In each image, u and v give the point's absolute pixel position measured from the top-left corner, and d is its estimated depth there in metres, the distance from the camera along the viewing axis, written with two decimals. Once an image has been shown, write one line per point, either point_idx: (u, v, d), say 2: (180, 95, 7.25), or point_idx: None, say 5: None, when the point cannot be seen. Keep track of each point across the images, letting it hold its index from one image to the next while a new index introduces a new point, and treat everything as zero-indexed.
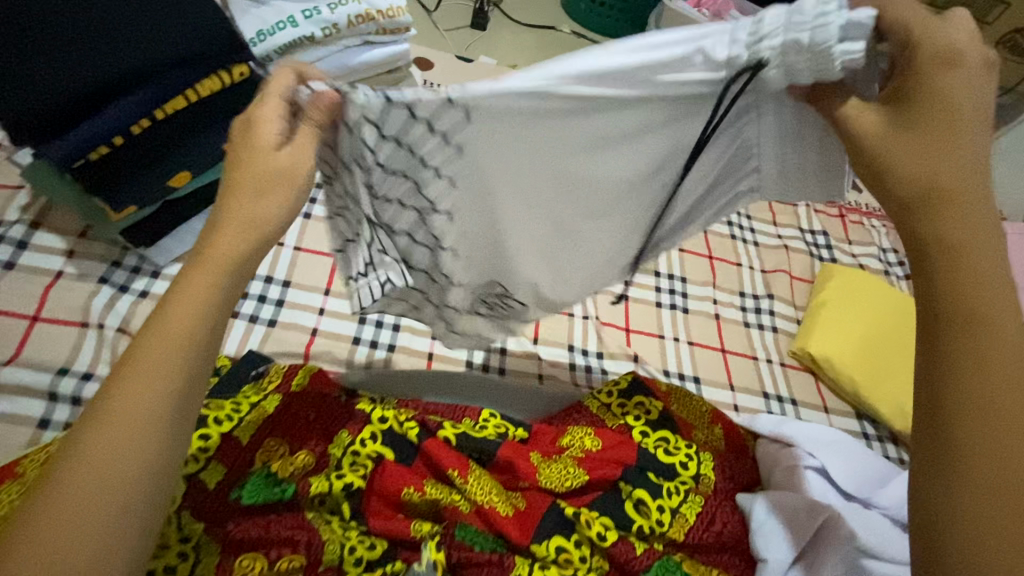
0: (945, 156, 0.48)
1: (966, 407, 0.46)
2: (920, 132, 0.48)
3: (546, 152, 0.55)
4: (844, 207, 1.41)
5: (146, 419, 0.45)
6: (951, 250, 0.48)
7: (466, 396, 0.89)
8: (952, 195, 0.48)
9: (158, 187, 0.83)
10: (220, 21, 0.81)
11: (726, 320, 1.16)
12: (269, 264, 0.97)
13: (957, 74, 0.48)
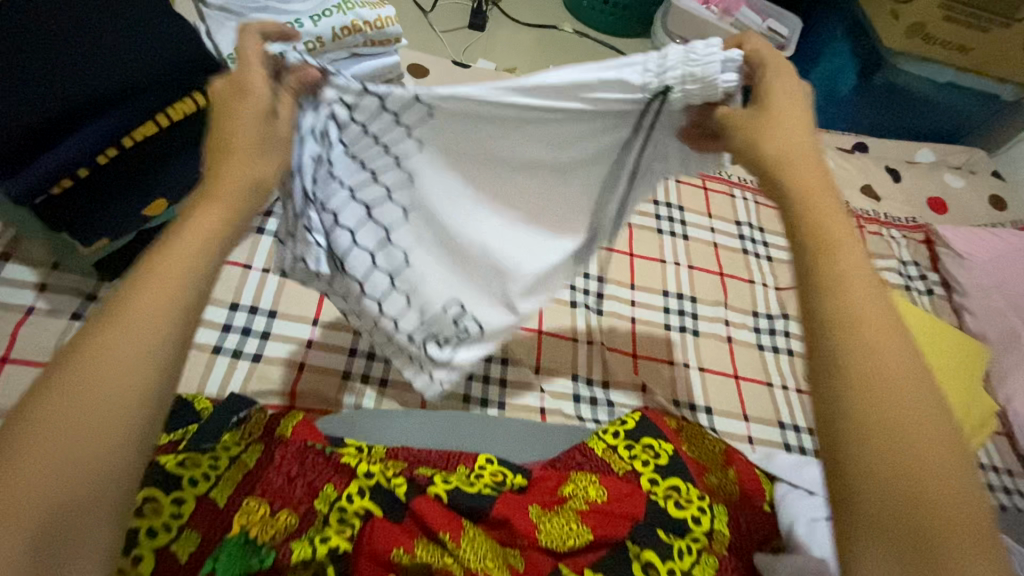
0: (803, 159, 0.52)
1: (866, 370, 0.42)
2: (783, 132, 0.54)
3: (494, 148, 0.61)
4: (862, 216, 1.34)
5: (110, 416, 0.37)
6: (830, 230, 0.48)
7: (462, 441, 0.82)
8: (818, 186, 0.51)
9: (132, 218, 0.77)
10: (193, 42, 0.76)
11: (738, 343, 1.10)
12: (255, 292, 0.92)
13: (790, 85, 0.57)
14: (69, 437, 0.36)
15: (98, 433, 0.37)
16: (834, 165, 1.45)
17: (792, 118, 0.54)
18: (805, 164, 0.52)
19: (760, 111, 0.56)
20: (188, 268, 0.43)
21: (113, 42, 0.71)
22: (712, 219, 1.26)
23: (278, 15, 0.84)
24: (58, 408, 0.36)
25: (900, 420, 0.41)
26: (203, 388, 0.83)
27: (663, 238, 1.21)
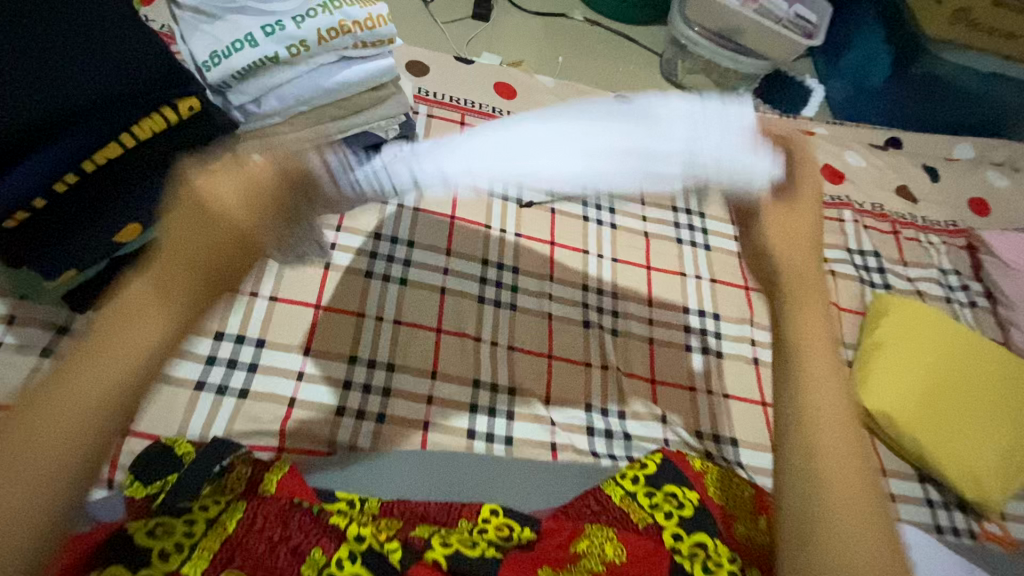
0: (795, 240, 0.57)
1: (825, 418, 0.50)
2: (794, 229, 0.58)
3: (500, 184, 0.62)
4: (896, 220, 1.26)
5: (97, 396, 0.37)
6: (806, 319, 0.55)
7: (465, 489, 0.79)
8: (806, 279, 0.56)
9: (103, 246, 0.71)
10: (157, 52, 0.68)
11: (765, 364, 1.02)
12: (241, 319, 0.85)
13: (811, 188, 0.60)
14: (65, 414, 0.36)
15: (86, 421, 0.36)
16: (866, 164, 1.35)
17: (806, 215, 0.59)
18: (798, 254, 0.57)
19: (787, 201, 0.59)
20: (212, 256, 0.41)
21: (64, 49, 0.62)
22: (736, 226, 1.17)
23: (258, 15, 0.76)
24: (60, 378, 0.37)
25: (845, 461, 0.48)
26: (186, 431, 0.76)
27: (682, 249, 1.11)
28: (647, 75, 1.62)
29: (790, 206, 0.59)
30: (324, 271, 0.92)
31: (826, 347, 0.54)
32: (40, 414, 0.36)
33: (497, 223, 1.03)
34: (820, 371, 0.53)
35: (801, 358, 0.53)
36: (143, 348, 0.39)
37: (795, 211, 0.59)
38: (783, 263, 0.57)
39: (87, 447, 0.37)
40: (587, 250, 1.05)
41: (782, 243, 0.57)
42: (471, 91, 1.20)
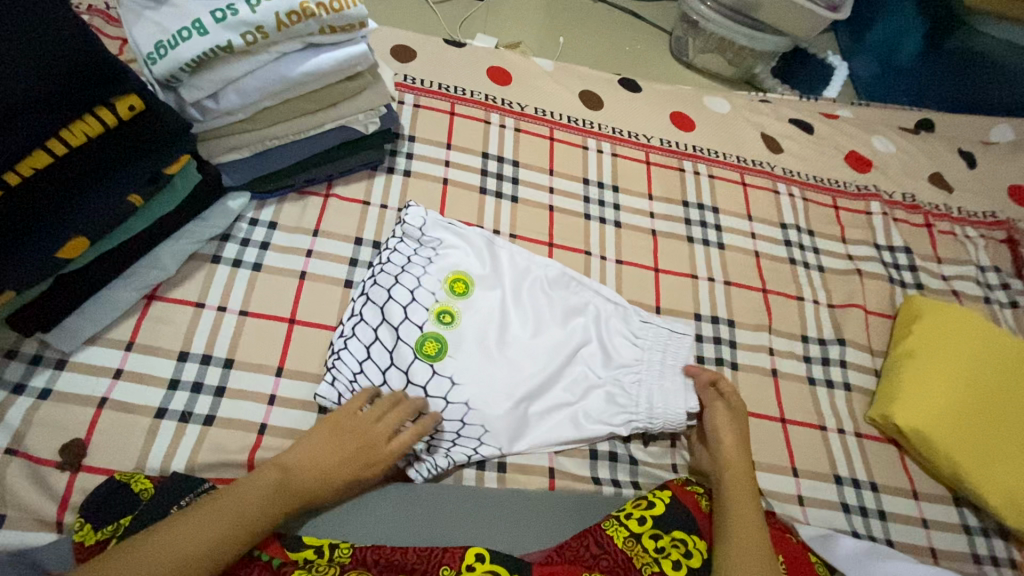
0: (735, 437, 0.79)
1: (729, 477, 0.74)
2: (736, 421, 0.81)
3: (530, 368, 0.81)
4: (929, 211, 1.16)
5: (219, 535, 0.57)
6: (733, 462, 0.76)
7: (452, 535, 0.71)
8: (738, 436, 0.79)
9: (45, 265, 0.63)
10: (81, 36, 0.58)
11: (784, 376, 0.93)
12: (208, 337, 0.78)
13: (729, 409, 0.81)
14: (203, 538, 0.55)
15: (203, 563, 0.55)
16: (895, 149, 1.23)
17: (739, 410, 0.82)
18: (738, 434, 0.79)
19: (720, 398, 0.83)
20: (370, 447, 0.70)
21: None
22: (752, 222, 1.07)
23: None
24: (210, 511, 0.58)
25: (745, 523, 0.68)
26: (143, 464, 0.69)
27: (694, 247, 1.03)
28: (655, 55, 1.50)
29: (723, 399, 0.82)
30: (300, 282, 0.85)
31: (746, 462, 0.76)
32: (194, 527, 0.56)
33: (492, 224, 0.98)
34: (743, 486, 0.73)
35: (726, 466, 0.76)
36: (274, 508, 0.61)
37: (736, 408, 0.82)
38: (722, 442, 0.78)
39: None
40: (590, 251, 0.99)
41: (721, 426, 0.79)
42: (462, 77, 1.10)
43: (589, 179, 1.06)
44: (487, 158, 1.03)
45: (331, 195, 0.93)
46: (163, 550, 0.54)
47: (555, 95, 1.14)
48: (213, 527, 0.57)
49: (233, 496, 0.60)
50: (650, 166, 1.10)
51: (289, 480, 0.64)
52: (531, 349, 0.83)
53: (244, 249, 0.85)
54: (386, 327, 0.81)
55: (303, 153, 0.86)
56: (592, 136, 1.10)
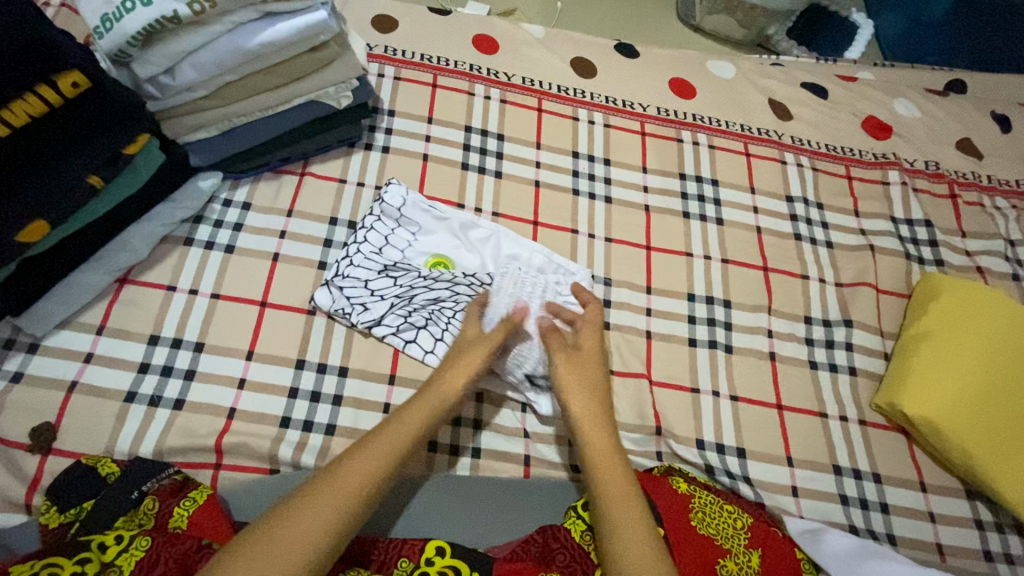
0: (578, 373, 0.69)
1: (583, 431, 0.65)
2: (585, 377, 0.69)
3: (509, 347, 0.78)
4: (954, 180, 1.06)
5: (344, 492, 0.52)
6: (585, 424, 0.66)
7: (412, 525, 0.69)
8: (584, 393, 0.68)
9: (3, 249, 0.63)
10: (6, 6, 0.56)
11: (784, 359, 0.88)
12: (179, 321, 0.77)
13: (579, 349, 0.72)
14: (357, 471, 0.54)
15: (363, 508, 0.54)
16: (920, 113, 1.13)
17: (588, 360, 0.71)
18: (583, 392, 0.68)
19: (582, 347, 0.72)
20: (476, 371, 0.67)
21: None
22: (754, 195, 1.00)
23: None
24: (363, 449, 0.56)
25: (617, 491, 0.60)
26: (113, 447, 0.69)
27: (690, 223, 0.97)
28: (659, 19, 1.41)
29: (575, 350, 0.72)
30: (273, 263, 0.83)
31: (598, 419, 0.66)
32: (338, 476, 0.53)
33: (473, 201, 0.93)
34: (597, 449, 0.64)
35: (579, 421, 0.66)
36: (399, 448, 0.58)
37: (583, 358, 0.71)
38: (569, 409, 0.67)
39: (326, 546, 0.50)
40: (577, 229, 0.94)
41: (569, 383, 0.69)
42: (445, 47, 1.05)
43: (579, 151, 1.00)
44: (470, 132, 0.98)
45: (307, 173, 0.90)
46: (292, 528, 0.49)
47: (545, 62, 1.07)
48: (353, 470, 0.54)
49: (345, 461, 0.55)
50: (645, 137, 1.03)
51: (409, 416, 0.61)
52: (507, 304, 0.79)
53: (217, 230, 0.84)
54: (364, 296, 0.80)
55: (273, 130, 0.83)
56: (583, 106, 1.04)
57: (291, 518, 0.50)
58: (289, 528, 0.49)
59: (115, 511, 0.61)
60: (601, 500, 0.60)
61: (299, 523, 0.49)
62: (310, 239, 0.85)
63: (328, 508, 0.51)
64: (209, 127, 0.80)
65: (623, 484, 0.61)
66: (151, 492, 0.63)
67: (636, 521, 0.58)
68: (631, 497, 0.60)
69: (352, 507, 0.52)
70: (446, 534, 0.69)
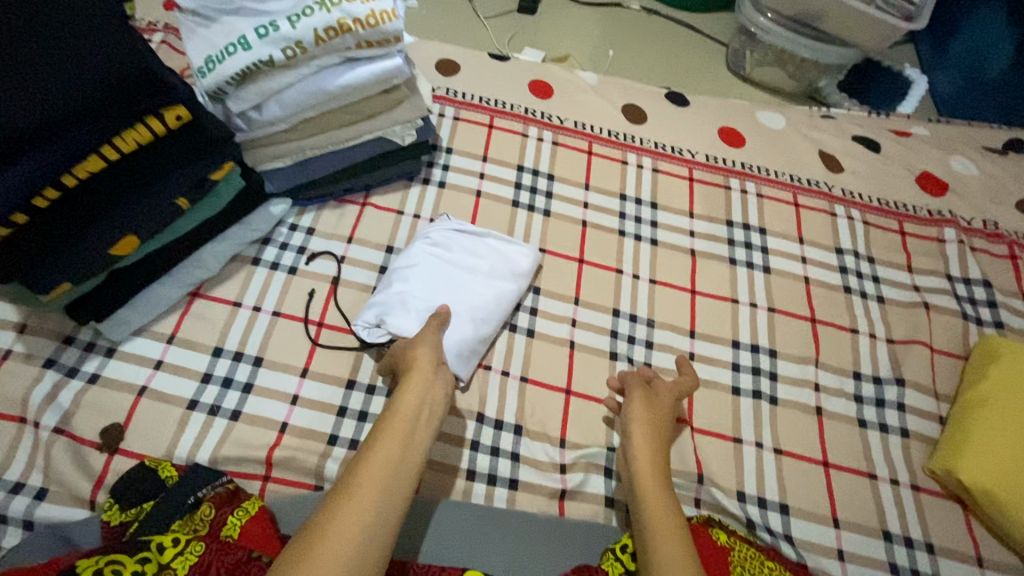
0: (646, 409, 0.75)
1: (641, 466, 0.70)
2: (655, 417, 0.75)
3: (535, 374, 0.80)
4: (1015, 241, 1.03)
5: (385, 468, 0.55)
6: (642, 461, 0.70)
7: (453, 549, 0.70)
8: (650, 432, 0.73)
9: (98, 261, 0.69)
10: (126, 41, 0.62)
11: (831, 415, 0.85)
12: (241, 335, 0.82)
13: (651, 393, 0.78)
14: (386, 452, 0.56)
15: (405, 467, 0.56)
16: (977, 172, 1.12)
17: (664, 405, 0.76)
18: (649, 431, 0.73)
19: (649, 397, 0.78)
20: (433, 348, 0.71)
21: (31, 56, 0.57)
22: (803, 245, 1.00)
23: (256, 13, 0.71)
24: (390, 431, 0.58)
25: (665, 524, 0.63)
26: (173, 452, 0.73)
27: (736, 269, 0.97)
28: (709, 69, 1.45)
29: (650, 393, 0.77)
30: (332, 284, 0.87)
31: (657, 454, 0.71)
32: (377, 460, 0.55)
33: (521, 235, 0.96)
34: (652, 487, 0.67)
35: (637, 454, 0.71)
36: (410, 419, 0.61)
37: (657, 403, 0.76)
38: (632, 440, 0.72)
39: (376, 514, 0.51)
40: (622, 269, 0.95)
41: (640, 419, 0.74)
42: (503, 90, 1.11)
43: (626, 194, 1.03)
44: (522, 171, 1.02)
45: (367, 203, 0.95)
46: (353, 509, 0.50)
47: (596, 108, 1.12)
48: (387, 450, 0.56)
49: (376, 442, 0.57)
50: (692, 183, 1.05)
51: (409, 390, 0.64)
52: (502, 292, 0.84)
53: (283, 252, 0.89)
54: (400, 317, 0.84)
55: (341, 163, 0.89)
56: (633, 151, 1.07)
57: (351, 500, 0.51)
58: (344, 508, 0.50)
59: (173, 515, 0.64)
60: (651, 530, 0.63)
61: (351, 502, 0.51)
62: (366, 265, 0.90)
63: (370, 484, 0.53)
64: (287, 156, 0.86)
65: (674, 522, 0.64)
66: (206, 499, 0.66)
67: (687, 558, 0.60)
68: (682, 538, 0.62)
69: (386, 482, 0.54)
70: (481, 563, 0.70)
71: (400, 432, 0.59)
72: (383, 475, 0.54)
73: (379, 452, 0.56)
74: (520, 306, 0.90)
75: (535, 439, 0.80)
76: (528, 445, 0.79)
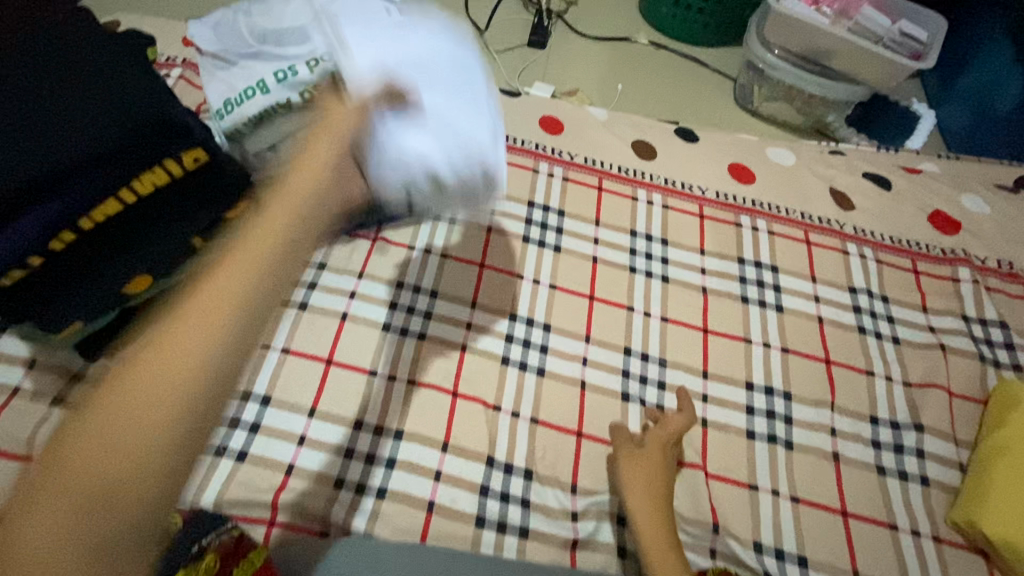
0: (637, 466, 0.75)
1: (642, 528, 0.70)
2: (648, 473, 0.75)
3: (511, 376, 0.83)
4: None
5: (194, 349, 0.37)
6: (644, 521, 0.71)
7: None
8: (646, 490, 0.73)
9: (110, 299, 0.72)
10: (147, 92, 0.64)
11: (849, 461, 0.83)
12: (250, 373, 0.81)
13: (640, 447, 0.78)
14: (201, 324, 0.38)
15: (222, 342, 0.38)
16: (990, 210, 1.11)
17: (654, 458, 0.76)
18: (646, 489, 0.73)
19: (641, 446, 0.78)
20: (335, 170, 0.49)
21: (48, 103, 0.59)
22: (816, 284, 0.99)
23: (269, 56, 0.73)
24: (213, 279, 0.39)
25: None
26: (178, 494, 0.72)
27: (749, 308, 0.96)
28: (717, 103, 1.46)
29: (637, 448, 0.78)
30: (341, 320, 0.87)
31: (658, 510, 0.72)
32: (188, 328, 0.38)
33: (532, 272, 0.96)
34: (658, 549, 0.68)
35: (637, 515, 0.71)
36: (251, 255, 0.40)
37: (647, 457, 0.76)
38: (631, 502, 0.72)
39: (193, 400, 0.37)
40: (633, 306, 0.95)
41: (632, 478, 0.74)
42: (514, 126, 1.12)
43: (637, 230, 1.03)
44: (533, 207, 1.02)
45: (379, 238, 0.95)
46: (145, 388, 0.36)
47: (607, 144, 1.13)
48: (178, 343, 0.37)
49: (169, 336, 0.37)
50: (703, 219, 1.05)
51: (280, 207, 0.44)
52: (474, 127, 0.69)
53: (293, 288, 0.89)
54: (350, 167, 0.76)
55: (355, 200, 0.89)
56: (643, 187, 1.07)
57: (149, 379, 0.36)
58: (130, 396, 0.35)
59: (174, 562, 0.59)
60: None
61: (146, 380, 0.36)
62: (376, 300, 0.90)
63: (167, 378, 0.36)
64: None
65: None
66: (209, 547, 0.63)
67: None
68: None
69: (194, 368, 0.37)
70: None
71: (193, 331, 0.38)
72: (178, 365, 0.36)
73: (193, 312, 0.38)
74: (530, 343, 0.89)
75: (546, 484, 0.79)
76: (539, 491, 0.78)
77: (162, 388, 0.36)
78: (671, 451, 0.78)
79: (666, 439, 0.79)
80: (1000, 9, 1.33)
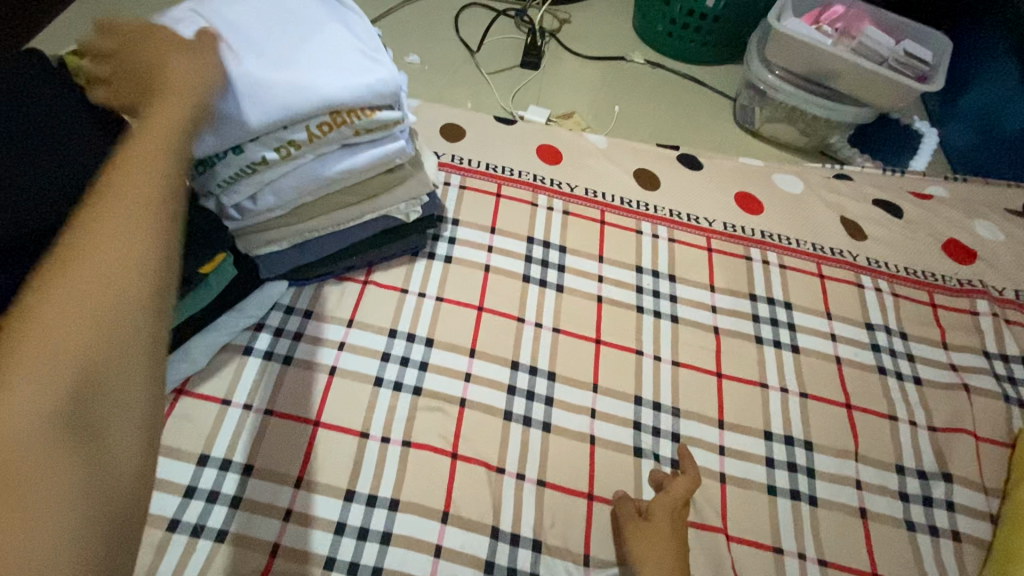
0: (646, 543, 0.69)
1: None
2: (658, 551, 0.69)
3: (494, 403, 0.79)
4: None
5: (128, 266, 0.36)
6: None
7: None
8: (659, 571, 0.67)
9: None
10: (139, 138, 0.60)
11: (876, 517, 0.79)
12: (230, 440, 0.74)
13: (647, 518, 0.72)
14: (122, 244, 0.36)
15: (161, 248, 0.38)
16: (1004, 237, 1.08)
17: (662, 532, 0.71)
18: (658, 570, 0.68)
19: (647, 518, 0.72)
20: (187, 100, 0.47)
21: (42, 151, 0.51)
22: (831, 321, 0.94)
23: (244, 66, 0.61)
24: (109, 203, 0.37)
25: None
26: None
27: (763, 348, 0.91)
28: (717, 124, 1.42)
29: (644, 522, 0.72)
30: (329, 375, 0.80)
31: None
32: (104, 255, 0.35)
33: (533, 315, 0.90)
34: None
35: None
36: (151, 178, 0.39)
37: (655, 532, 0.70)
38: None
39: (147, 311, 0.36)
40: (642, 349, 0.89)
41: (641, 559, 0.68)
42: (510, 156, 1.06)
43: (643, 266, 0.97)
44: (532, 243, 0.97)
45: (369, 281, 0.89)
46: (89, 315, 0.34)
47: (608, 173, 1.07)
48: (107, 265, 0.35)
49: (76, 261, 0.34)
50: (711, 253, 1.00)
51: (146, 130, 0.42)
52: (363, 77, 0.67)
53: (276, 339, 0.82)
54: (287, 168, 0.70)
55: (343, 242, 0.83)
56: (647, 219, 1.02)
57: (90, 307, 0.34)
58: (68, 326, 0.33)
59: None
60: None
61: (89, 311, 0.34)
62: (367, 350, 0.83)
63: (113, 299, 0.35)
64: (280, 240, 0.79)
65: None
66: None
67: None
68: None
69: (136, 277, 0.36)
70: None
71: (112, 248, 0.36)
72: (118, 275, 0.35)
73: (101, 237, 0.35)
74: (534, 395, 0.83)
75: (558, 554, 0.73)
76: (550, 563, 0.72)
77: (112, 305, 0.35)
78: (679, 517, 0.73)
79: (673, 506, 0.73)
80: (1003, 27, 1.30)
